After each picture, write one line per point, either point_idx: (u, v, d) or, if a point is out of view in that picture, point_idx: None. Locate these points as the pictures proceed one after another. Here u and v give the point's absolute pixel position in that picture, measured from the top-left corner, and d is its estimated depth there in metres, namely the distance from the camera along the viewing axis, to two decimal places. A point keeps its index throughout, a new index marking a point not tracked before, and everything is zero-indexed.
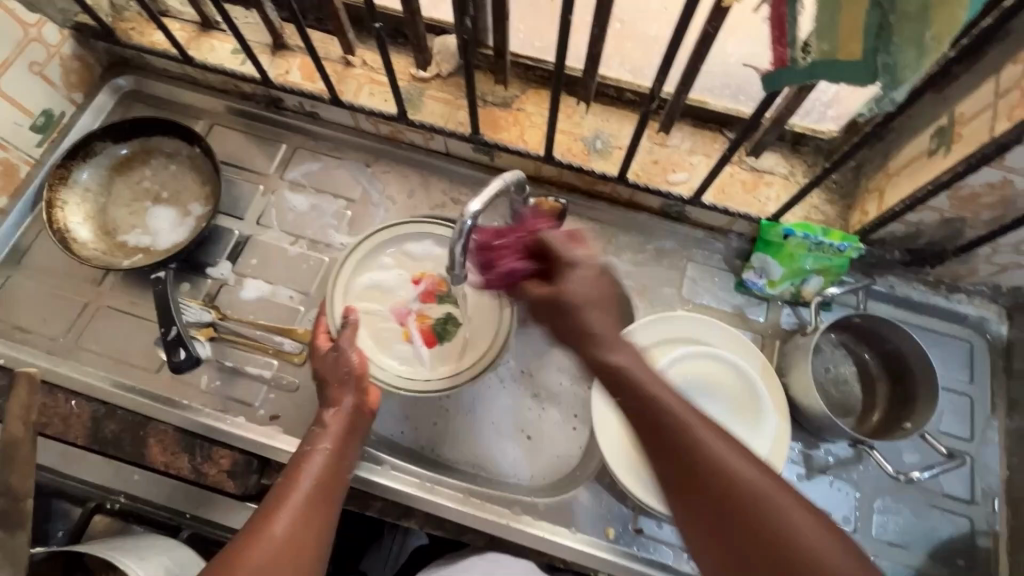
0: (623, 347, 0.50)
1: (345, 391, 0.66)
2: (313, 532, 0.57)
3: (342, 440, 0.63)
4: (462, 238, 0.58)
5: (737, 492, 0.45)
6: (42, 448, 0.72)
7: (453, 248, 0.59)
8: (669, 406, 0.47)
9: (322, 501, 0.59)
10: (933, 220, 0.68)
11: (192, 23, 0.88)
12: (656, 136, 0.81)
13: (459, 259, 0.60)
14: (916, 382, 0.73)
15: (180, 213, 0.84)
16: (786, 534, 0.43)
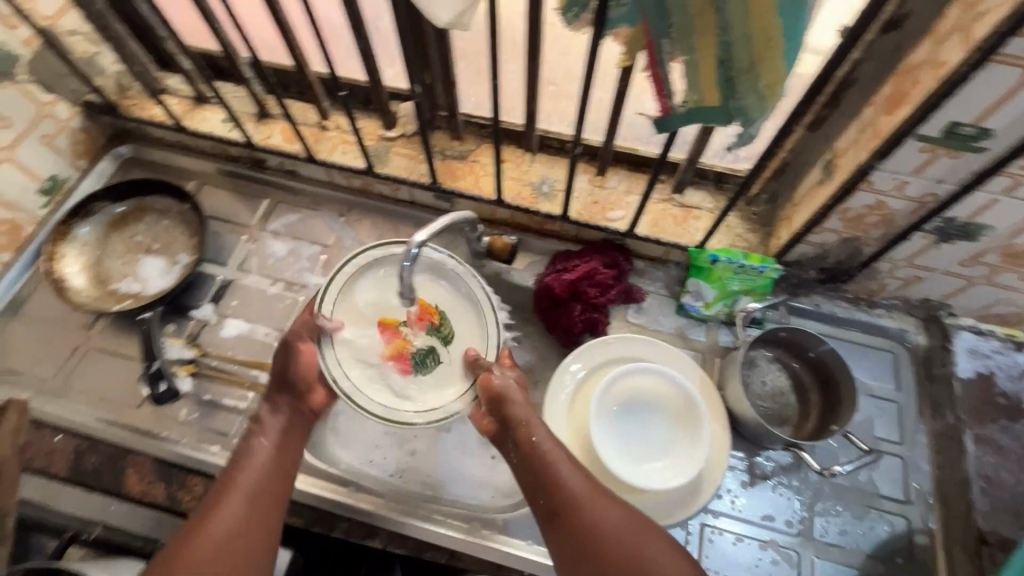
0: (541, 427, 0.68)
1: (274, 396, 0.73)
2: (253, 532, 0.62)
3: (278, 441, 0.70)
4: (410, 265, 0.68)
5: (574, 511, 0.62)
6: (27, 485, 0.76)
7: (403, 274, 0.69)
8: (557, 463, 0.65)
9: (261, 507, 0.64)
10: (835, 240, 0.77)
11: (187, 98, 1.00)
12: (595, 180, 0.92)
13: (407, 282, 0.70)
14: (840, 387, 0.80)
15: (168, 262, 0.92)
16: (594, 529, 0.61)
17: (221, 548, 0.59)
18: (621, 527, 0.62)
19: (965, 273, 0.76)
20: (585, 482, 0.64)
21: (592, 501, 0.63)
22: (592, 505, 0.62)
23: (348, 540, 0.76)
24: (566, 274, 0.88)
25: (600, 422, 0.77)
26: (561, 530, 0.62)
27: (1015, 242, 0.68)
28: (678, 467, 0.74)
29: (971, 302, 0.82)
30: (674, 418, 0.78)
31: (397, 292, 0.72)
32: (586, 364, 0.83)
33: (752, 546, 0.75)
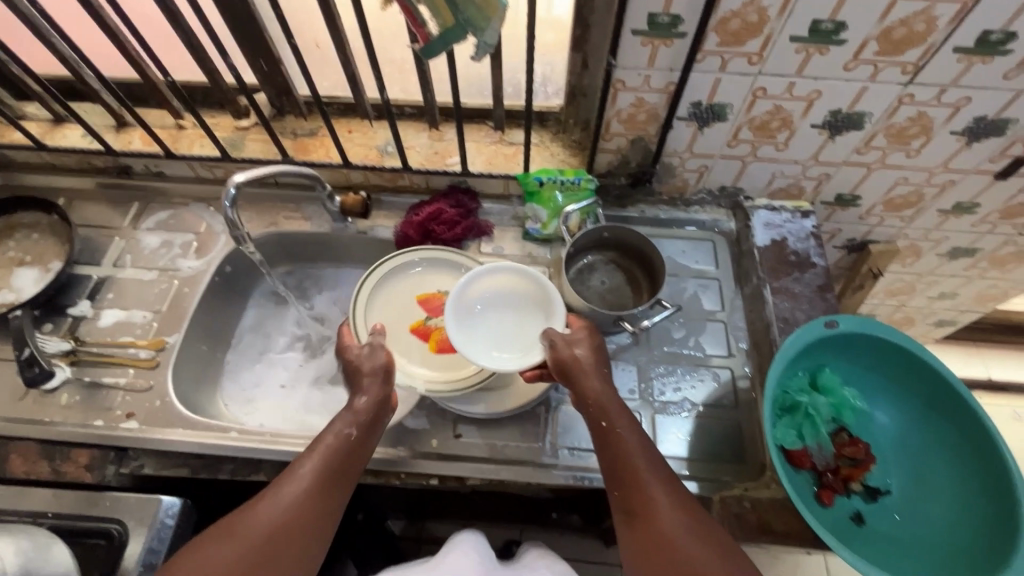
0: (626, 424, 0.73)
1: (374, 383, 0.77)
2: (309, 521, 0.65)
3: (343, 458, 0.70)
4: (231, 204, 0.81)
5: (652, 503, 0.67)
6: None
7: (226, 215, 0.82)
8: (639, 459, 0.70)
9: (318, 497, 0.67)
10: (626, 144, 0.90)
11: (47, 121, 1.06)
12: (434, 135, 1.03)
13: (234, 221, 0.83)
14: (657, 269, 0.92)
15: (42, 270, 0.97)
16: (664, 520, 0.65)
17: (277, 532, 0.63)
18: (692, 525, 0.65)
19: (736, 153, 0.90)
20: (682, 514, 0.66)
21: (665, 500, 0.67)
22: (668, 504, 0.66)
23: (235, 480, 0.82)
24: (417, 217, 0.98)
25: (455, 320, 0.83)
26: (637, 511, 0.67)
27: (753, 113, 0.82)
28: (523, 345, 0.83)
29: (757, 181, 0.96)
30: (520, 310, 0.87)
31: (229, 229, 0.85)
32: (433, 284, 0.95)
33: None
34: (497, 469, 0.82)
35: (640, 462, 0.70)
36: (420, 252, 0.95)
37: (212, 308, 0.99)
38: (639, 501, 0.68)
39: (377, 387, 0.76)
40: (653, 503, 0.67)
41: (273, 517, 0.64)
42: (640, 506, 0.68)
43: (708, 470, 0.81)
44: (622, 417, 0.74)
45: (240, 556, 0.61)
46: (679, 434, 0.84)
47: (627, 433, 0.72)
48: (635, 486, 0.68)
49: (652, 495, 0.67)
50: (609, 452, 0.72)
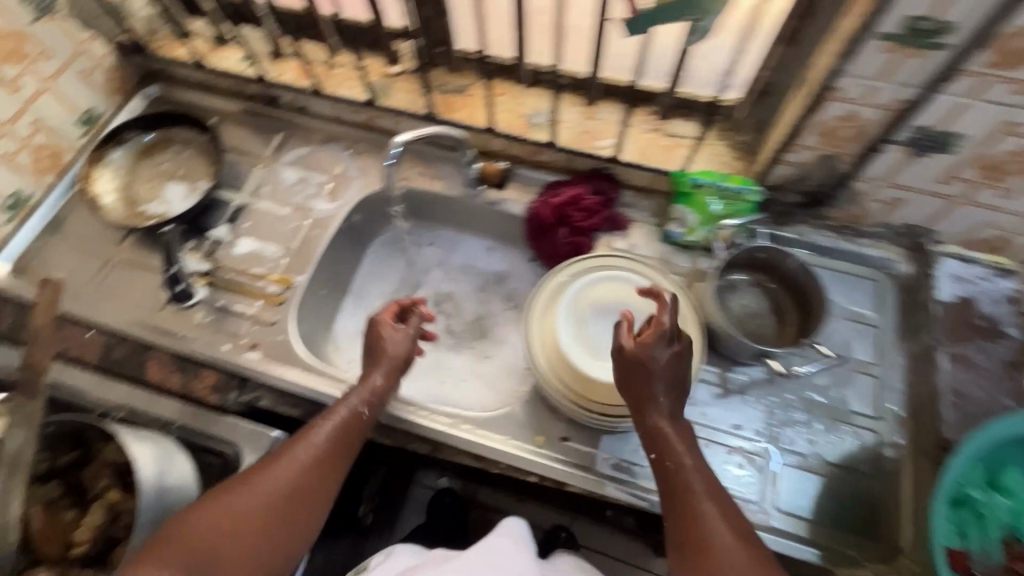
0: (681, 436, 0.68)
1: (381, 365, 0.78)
2: (304, 494, 0.67)
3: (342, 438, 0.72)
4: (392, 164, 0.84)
5: (701, 533, 0.61)
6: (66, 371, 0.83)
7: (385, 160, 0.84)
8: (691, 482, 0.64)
9: (314, 474, 0.69)
10: (813, 159, 0.79)
11: (210, 40, 1.08)
12: (586, 112, 0.96)
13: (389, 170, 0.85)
14: (814, 303, 0.81)
15: (189, 187, 1.01)
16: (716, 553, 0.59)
17: (274, 500, 0.65)
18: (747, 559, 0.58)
19: (944, 191, 0.77)
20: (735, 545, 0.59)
21: (718, 531, 0.60)
22: (723, 533, 0.60)
23: (342, 431, 0.83)
24: (555, 198, 0.93)
25: (570, 323, 0.81)
26: (685, 541, 0.61)
27: (990, 149, 0.68)
28: None
29: (955, 226, 0.82)
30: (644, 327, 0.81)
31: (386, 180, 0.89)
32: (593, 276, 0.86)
33: (720, 451, 0.78)
34: (602, 481, 0.77)
35: (705, 498, 0.63)
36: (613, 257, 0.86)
37: (336, 253, 1.00)
38: (690, 528, 0.62)
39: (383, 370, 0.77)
40: (696, 513, 0.62)
41: (274, 484, 0.66)
42: (688, 539, 0.61)
43: (832, 540, 0.73)
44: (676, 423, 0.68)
45: (235, 516, 0.63)
46: (806, 491, 0.76)
47: (671, 433, 0.67)
48: (685, 512, 0.63)
49: (695, 501, 0.63)
50: (656, 451, 0.68)
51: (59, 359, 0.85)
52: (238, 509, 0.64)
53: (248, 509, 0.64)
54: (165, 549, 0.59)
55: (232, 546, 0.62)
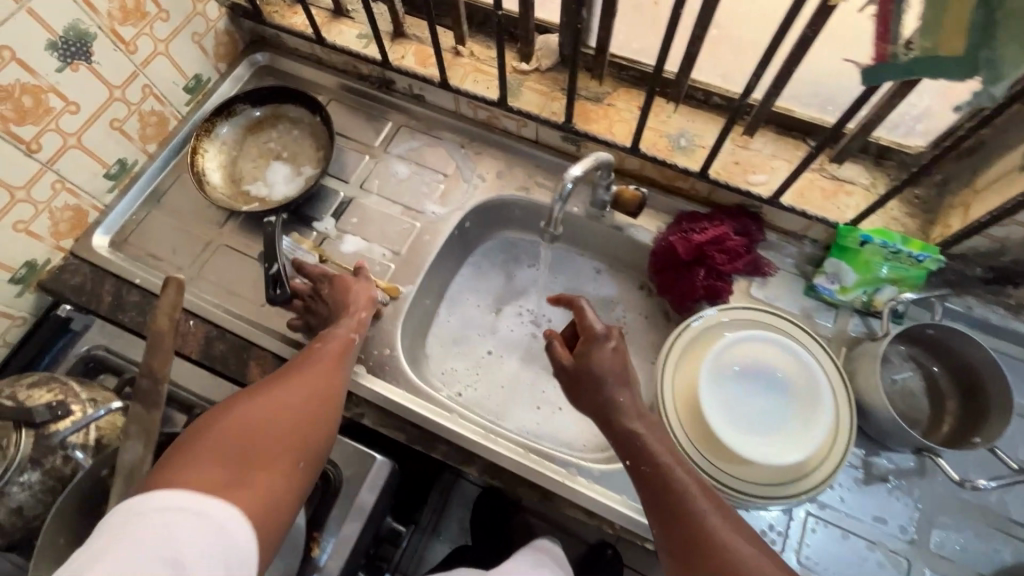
0: (654, 432, 0.61)
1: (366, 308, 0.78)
2: (302, 419, 0.58)
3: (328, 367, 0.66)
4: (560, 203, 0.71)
5: (701, 541, 0.51)
6: (176, 367, 0.81)
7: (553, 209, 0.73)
8: (680, 482, 0.56)
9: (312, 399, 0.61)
10: (1021, 236, 0.69)
11: (326, 10, 1.00)
12: (739, 140, 0.86)
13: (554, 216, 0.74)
14: (989, 398, 0.72)
15: (294, 171, 0.95)
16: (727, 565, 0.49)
17: (270, 418, 0.56)
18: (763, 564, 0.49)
19: None
20: (745, 546, 0.51)
21: (719, 536, 0.51)
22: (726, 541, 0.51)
23: (445, 462, 0.78)
24: (694, 235, 0.84)
25: (710, 382, 0.74)
26: (688, 551, 0.52)
27: None
28: (790, 445, 0.70)
29: None
30: (795, 399, 0.73)
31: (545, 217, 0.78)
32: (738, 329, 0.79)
33: (858, 544, 0.71)
34: None
35: (700, 501, 0.54)
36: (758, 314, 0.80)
37: (442, 261, 0.93)
38: (687, 535, 0.52)
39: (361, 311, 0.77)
40: (690, 512, 0.54)
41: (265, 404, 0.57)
42: (694, 555, 0.51)
43: None
44: (642, 417, 0.62)
45: (232, 436, 0.52)
46: None
47: (643, 433, 0.60)
48: (684, 521, 0.53)
49: (680, 492, 0.55)
50: (632, 457, 0.60)
51: (178, 354, 0.81)
52: (231, 430, 0.53)
53: (242, 427, 0.53)
54: (172, 466, 0.47)
55: (256, 447, 0.52)
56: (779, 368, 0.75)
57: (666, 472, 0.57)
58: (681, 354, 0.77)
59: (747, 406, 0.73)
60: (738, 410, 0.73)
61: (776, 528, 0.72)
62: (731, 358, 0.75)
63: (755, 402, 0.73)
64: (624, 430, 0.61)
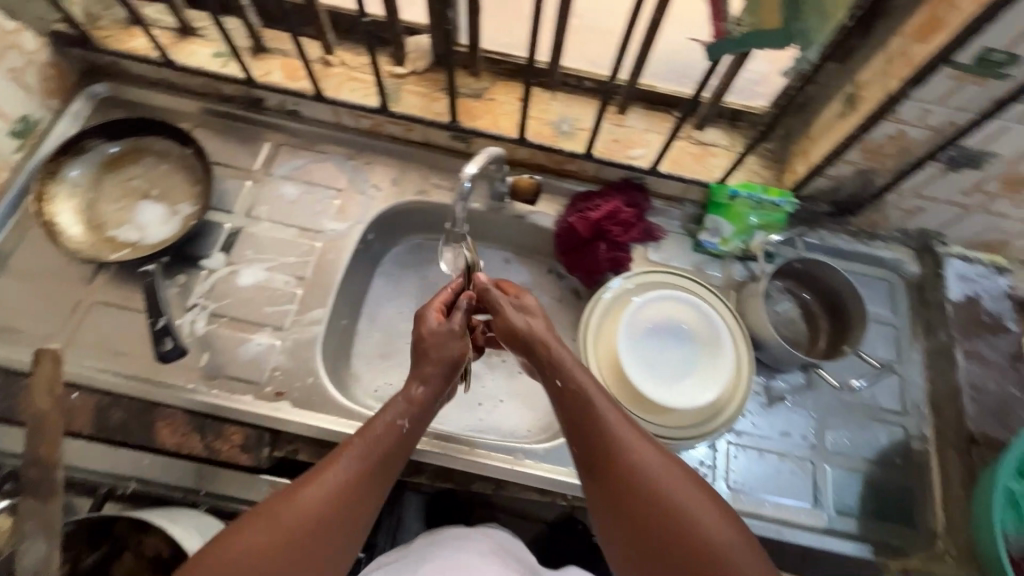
0: (590, 382, 0.66)
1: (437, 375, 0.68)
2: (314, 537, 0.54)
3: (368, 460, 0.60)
4: (461, 201, 0.70)
5: (649, 492, 0.57)
6: (71, 450, 0.73)
7: (453, 209, 0.71)
8: (623, 438, 0.61)
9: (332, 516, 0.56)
10: (851, 173, 0.81)
11: (170, 30, 0.92)
12: (615, 119, 0.92)
13: (458, 218, 0.71)
14: (849, 312, 0.85)
15: (169, 210, 0.87)
16: (676, 511, 0.56)
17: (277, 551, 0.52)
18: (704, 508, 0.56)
19: (964, 201, 0.81)
20: (687, 491, 0.57)
21: (663, 484, 0.58)
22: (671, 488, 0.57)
23: None
24: (591, 213, 0.89)
25: (629, 347, 0.79)
26: (634, 501, 0.57)
27: (1017, 169, 0.73)
28: (705, 384, 0.78)
29: (964, 230, 0.88)
30: (700, 344, 0.81)
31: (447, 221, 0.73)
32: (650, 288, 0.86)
33: (773, 459, 0.81)
34: None
35: (645, 454, 0.60)
36: (658, 277, 0.87)
37: (352, 277, 0.91)
38: (634, 487, 0.58)
39: (433, 371, 0.68)
40: (634, 466, 0.59)
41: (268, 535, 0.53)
42: (643, 504, 0.57)
43: (878, 532, 0.79)
44: (579, 370, 0.68)
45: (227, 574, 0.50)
46: (852, 488, 0.81)
47: (587, 391, 0.65)
48: (630, 472, 0.59)
49: (649, 473, 0.59)
50: (573, 416, 0.64)
51: (67, 434, 0.73)
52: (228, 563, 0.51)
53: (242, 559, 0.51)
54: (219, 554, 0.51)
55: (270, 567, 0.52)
56: (687, 320, 0.82)
57: (607, 428, 0.62)
58: (603, 320, 0.82)
59: (665, 359, 0.80)
60: (657, 363, 0.79)
61: (706, 463, 0.80)
62: (647, 316, 0.82)
63: (673, 353, 0.80)
64: (567, 387, 0.66)
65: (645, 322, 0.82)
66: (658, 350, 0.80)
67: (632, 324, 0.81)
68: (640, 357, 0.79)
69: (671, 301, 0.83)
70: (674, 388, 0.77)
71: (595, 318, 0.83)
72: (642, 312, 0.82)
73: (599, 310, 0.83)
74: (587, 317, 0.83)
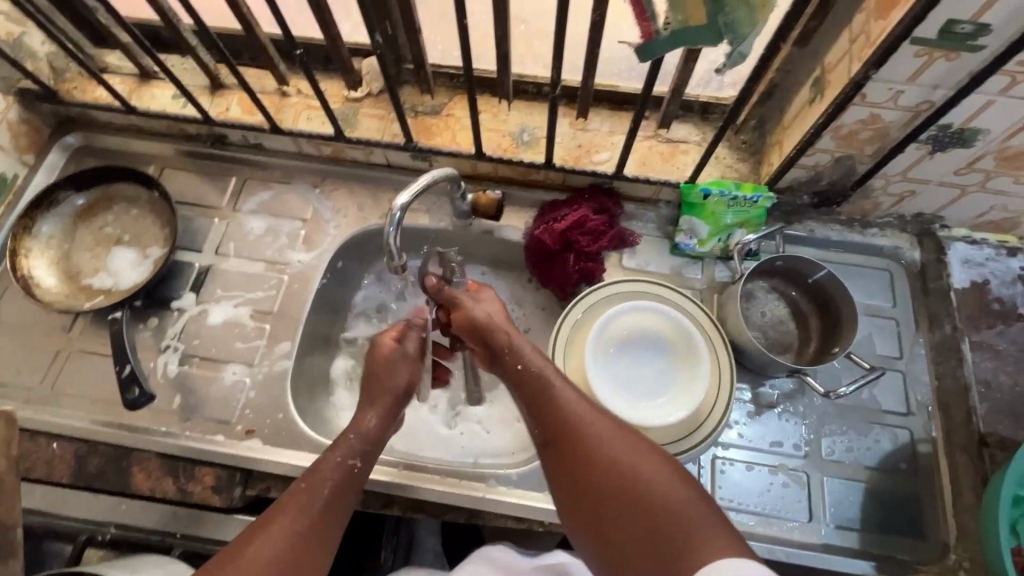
0: (540, 358, 0.66)
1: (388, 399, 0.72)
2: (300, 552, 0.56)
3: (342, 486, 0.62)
4: (396, 229, 0.67)
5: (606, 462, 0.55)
6: (57, 500, 0.76)
7: (388, 240, 0.68)
8: (575, 410, 0.60)
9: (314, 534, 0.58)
10: (828, 161, 0.76)
11: (132, 76, 0.93)
12: (577, 123, 0.88)
13: (394, 248, 0.68)
14: (840, 310, 0.80)
15: (139, 254, 0.88)
16: (634, 477, 0.53)
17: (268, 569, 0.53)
18: (658, 470, 0.54)
19: (959, 181, 0.74)
20: (643, 454, 0.55)
21: (619, 451, 0.56)
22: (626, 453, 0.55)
23: (366, 510, 0.77)
24: (557, 224, 0.86)
25: (597, 362, 0.76)
26: (592, 472, 0.56)
27: (1012, 143, 0.66)
28: (680, 400, 0.74)
29: (966, 211, 0.80)
30: (674, 358, 0.77)
31: (386, 256, 0.70)
32: (623, 298, 0.82)
33: (763, 472, 0.77)
34: None
35: (598, 423, 0.59)
36: (632, 287, 0.83)
37: (322, 306, 0.90)
38: (589, 456, 0.57)
39: (381, 398, 0.71)
40: (588, 437, 0.58)
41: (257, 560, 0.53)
42: (599, 475, 0.55)
43: (882, 546, 0.73)
44: (533, 352, 0.67)
45: None
46: (852, 499, 0.75)
47: (539, 366, 0.65)
48: (583, 443, 0.58)
49: (603, 442, 0.57)
50: (526, 393, 0.64)
51: (26, 478, 0.76)
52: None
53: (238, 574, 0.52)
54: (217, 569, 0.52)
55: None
56: (663, 331, 0.78)
57: (560, 402, 0.61)
58: (575, 336, 0.79)
59: (637, 377, 0.77)
60: (630, 382, 0.77)
61: None
62: (618, 332, 0.78)
63: (647, 370, 0.77)
64: (518, 367, 0.66)
65: (617, 338, 0.78)
66: (631, 367, 0.78)
67: (603, 340, 0.77)
68: (612, 376, 0.77)
69: (643, 312, 0.78)
70: (648, 407, 0.74)
71: (566, 333, 0.80)
72: (615, 325, 0.78)
73: (569, 326, 0.80)
74: (557, 333, 0.80)
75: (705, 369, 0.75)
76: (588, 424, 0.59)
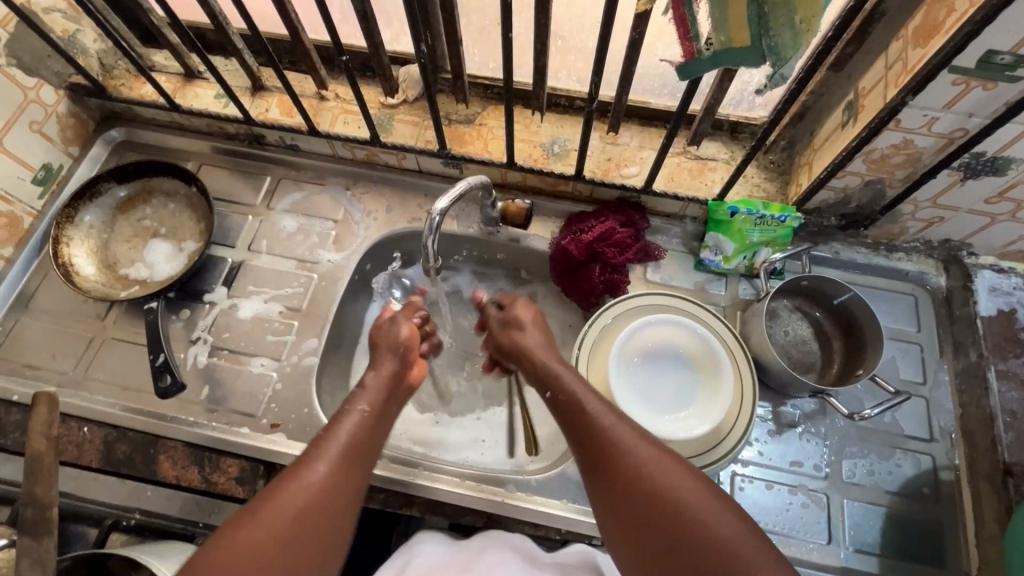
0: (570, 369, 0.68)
1: (386, 359, 0.73)
2: (304, 529, 0.55)
3: (344, 456, 0.61)
4: (433, 234, 0.70)
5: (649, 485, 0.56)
6: (90, 483, 0.78)
7: (426, 242, 0.70)
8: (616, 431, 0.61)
9: (318, 507, 0.56)
10: (858, 184, 0.77)
11: (177, 74, 0.97)
12: (607, 137, 0.90)
13: (433, 251, 0.71)
14: (866, 333, 0.80)
15: (175, 247, 0.91)
16: (679, 502, 0.54)
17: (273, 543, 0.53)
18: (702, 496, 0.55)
19: (989, 210, 0.75)
20: (686, 480, 0.56)
21: (662, 476, 0.57)
22: (670, 477, 0.56)
23: (384, 510, 0.77)
24: (584, 235, 0.87)
25: (620, 373, 0.77)
26: (635, 495, 0.56)
27: None
28: (704, 414, 0.74)
29: (994, 239, 0.81)
30: (698, 373, 0.78)
31: (424, 259, 0.73)
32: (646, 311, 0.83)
33: (782, 491, 0.76)
34: None
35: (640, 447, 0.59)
36: (656, 300, 0.83)
37: (348, 306, 0.92)
38: (631, 478, 0.57)
39: (387, 362, 0.73)
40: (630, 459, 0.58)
41: (261, 532, 0.53)
42: (643, 498, 0.56)
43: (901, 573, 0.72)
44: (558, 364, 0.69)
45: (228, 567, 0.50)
46: (873, 523, 0.75)
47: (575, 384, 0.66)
48: (625, 464, 0.58)
49: (645, 465, 0.58)
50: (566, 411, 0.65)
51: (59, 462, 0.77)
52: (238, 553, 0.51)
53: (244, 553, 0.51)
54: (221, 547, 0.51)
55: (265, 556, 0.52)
56: (687, 343, 0.78)
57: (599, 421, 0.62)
58: (598, 346, 0.80)
59: (659, 389, 0.78)
60: (651, 393, 0.77)
61: None
62: (641, 343, 0.79)
63: (669, 382, 0.78)
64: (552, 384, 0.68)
65: (640, 350, 0.79)
66: (654, 378, 0.79)
67: (626, 351, 0.78)
68: (633, 387, 0.77)
69: (666, 325, 0.79)
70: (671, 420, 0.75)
71: (591, 342, 0.81)
72: (638, 339, 0.79)
73: (593, 336, 0.81)
74: (581, 342, 0.81)
75: (729, 383, 0.75)
76: (630, 445, 0.59)
